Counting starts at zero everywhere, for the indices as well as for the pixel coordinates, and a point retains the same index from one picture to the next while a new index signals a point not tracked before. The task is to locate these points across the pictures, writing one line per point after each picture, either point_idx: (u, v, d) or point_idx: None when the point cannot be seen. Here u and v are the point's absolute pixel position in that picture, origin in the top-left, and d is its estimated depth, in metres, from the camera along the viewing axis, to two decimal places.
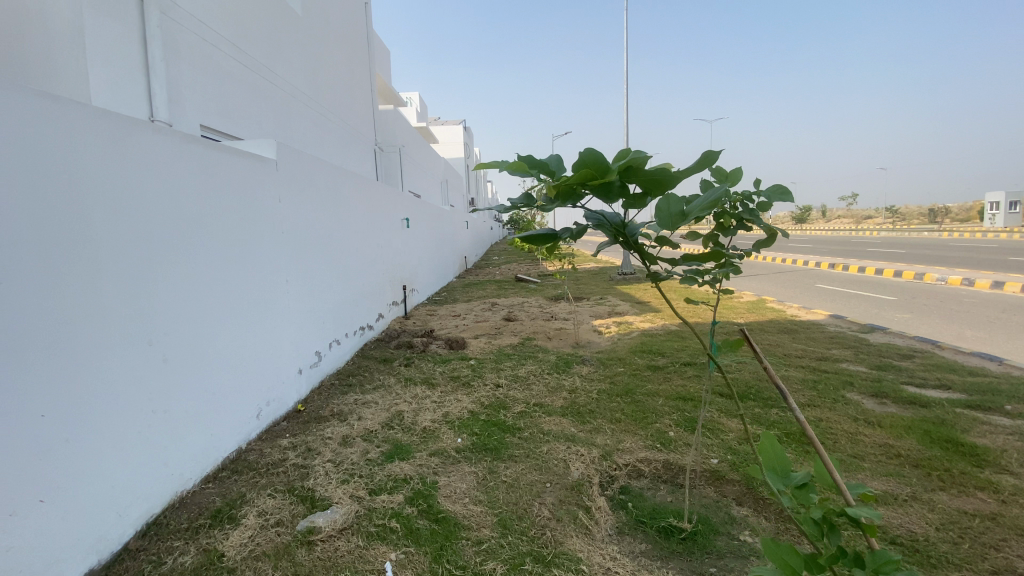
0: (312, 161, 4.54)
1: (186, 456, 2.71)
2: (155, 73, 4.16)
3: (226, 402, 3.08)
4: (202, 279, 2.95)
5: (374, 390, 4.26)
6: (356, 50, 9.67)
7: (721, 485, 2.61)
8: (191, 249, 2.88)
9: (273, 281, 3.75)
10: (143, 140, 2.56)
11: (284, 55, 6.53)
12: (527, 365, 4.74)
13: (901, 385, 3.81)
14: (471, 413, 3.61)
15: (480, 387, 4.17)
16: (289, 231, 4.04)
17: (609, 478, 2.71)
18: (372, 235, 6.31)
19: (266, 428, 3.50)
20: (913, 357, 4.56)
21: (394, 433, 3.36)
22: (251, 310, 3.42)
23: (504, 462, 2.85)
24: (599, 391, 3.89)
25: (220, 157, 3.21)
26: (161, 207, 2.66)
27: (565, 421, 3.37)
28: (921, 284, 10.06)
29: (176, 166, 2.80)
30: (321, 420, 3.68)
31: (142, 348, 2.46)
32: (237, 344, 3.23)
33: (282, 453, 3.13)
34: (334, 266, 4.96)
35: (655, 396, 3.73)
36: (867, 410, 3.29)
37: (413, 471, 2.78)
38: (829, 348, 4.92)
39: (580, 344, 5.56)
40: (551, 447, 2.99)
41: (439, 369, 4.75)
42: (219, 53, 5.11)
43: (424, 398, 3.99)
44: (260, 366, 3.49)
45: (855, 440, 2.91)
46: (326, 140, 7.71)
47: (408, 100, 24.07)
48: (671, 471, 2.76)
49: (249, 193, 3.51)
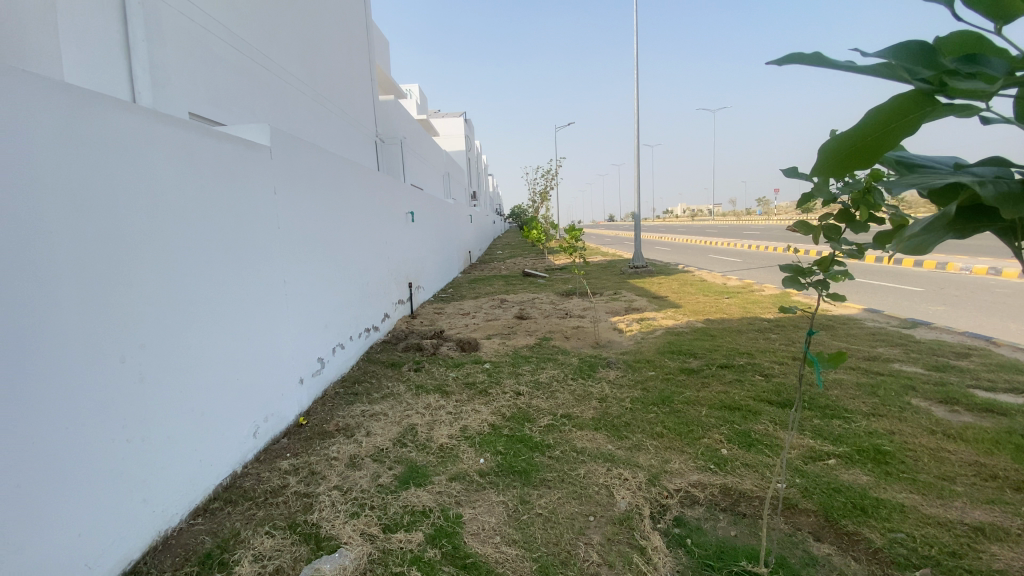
0: (310, 149, 4.15)
1: (171, 488, 2.34)
2: (137, 54, 3.80)
3: (216, 422, 2.71)
4: (184, 282, 2.54)
5: (382, 400, 3.88)
6: (356, 40, 9.30)
7: (793, 515, 2.23)
8: (170, 247, 2.46)
9: (269, 283, 3.37)
10: (107, 119, 2.12)
11: (279, 39, 6.12)
12: (548, 369, 4.36)
13: (969, 389, 3.44)
14: (492, 426, 3.24)
15: (499, 395, 3.79)
16: (284, 225, 3.63)
17: (660, 507, 2.32)
18: (375, 229, 5.92)
19: (263, 447, 3.14)
20: (971, 355, 4.20)
21: (407, 451, 3.00)
22: (242, 314, 3.02)
23: (535, 488, 2.48)
24: (632, 400, 3.51)
25: (204, 142, 2.79)
26: (132, 198, 2.24)
27: (600, 436, 3.00)
28: (943, 271, 9.66)
29: (151, 152, 2.38)
30: (325, 436, 3.32)
31: (113, 366, 2.06)
32: (226, 354, 2.84)
33: (281, 479, 2.75)
34: (336, 265, 4.59)
35: (696, 405, 3.36)
36: (942, 422, 2.96)
37: (433, 502, 2.41)
38: (875, 346, 4.54)
39: (601, 344, 5.19)
40: (588, 470, 2.62)
41: (452, 375, 4.37)
42: (209, 35, 4.72)
43: (438, 410, 3.60)
44: (255, 377, 3.11)
45: (939, 459, 2.58)
46: (324, 130, 7.34)
47: (407, 91, 23.54)
48: (731, 498, 2.38)
49: (238, 183, 3.10)
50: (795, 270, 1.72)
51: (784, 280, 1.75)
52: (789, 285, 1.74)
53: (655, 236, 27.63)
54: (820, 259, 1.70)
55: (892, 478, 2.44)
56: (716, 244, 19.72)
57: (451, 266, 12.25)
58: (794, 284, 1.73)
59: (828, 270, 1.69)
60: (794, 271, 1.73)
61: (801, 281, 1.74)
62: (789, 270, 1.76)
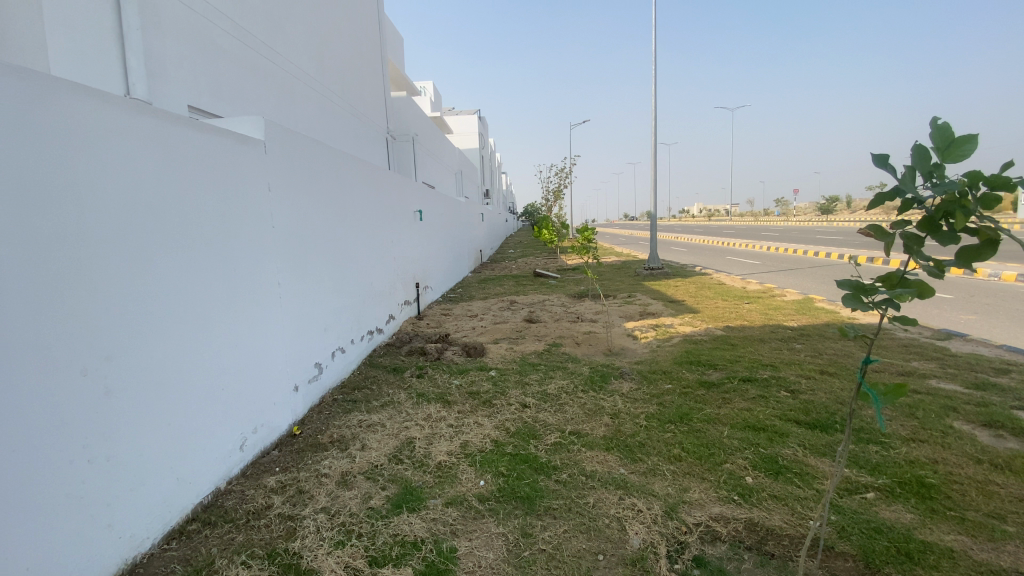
0: (310, 143, 3.96)
1: (142, 511, 2.17)
2: (131, 44, 3.63)
3: (198, 437, 2.53)
4: (161, 286, 2.36)
5: (381, 409, 3.69)
6: (367, 35, 9.15)
7: (827, 560, 1.88)
8: (145, 248, 2.27)
9: (261, 286, 3.19)
10: (71, 108, 1.92)
11: (285, 31, 5.96)
12: (556, 379, 4.11)
13: (1014, 412, 3.04)
14: (495, 443, 3.01)
15: (503, 407, 3.57)
16: (279, 225, 3.45)
17: (678, 545, 2.07)
18: (381, 228, 5.74)
19: (251, 460, 2.96)
20: (1012, 370, 3.84)
21: (402, 469, 2.79)
22: (230, 320, 2.84)
23: (539, 518, 2.25)
24: (647, 418, 3.26)
25: (189, 135, 2.61)
26: (101, 195, 2.04)
27: (611, 458, 2.77)
28: (973, 278, 9.13)
29: (125, 145, 2.18)
30: (318, 448, 3.14)
31: (73, 379, 1.87)
32: (210, 364, 2.66)
33: (267, 499, 2.58)
34: (337, 266, 4.41)
35: (716, 424, 3.11)
36: (989, 449, 2.56)
37: (425, 532, 2.19)
38: (909, 360, 4.20)
39: (613, 352, 4.94)
40: (597, 498, 2.38)
41: (456, 383, 4.15)
42: (210, 26, 4.57)
43: (438, 422, 3.38)
44: (244, 385, 2.93)
45: (987, 494, 2.20)
46: (331, 125, 7.17)
47: (421, 88, 23.48)
48: (757, 535, 2.10)
49: (227, 179, 2.91)
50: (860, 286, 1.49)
51: (845, 297, 1.51)
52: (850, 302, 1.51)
53: (670, 237, 27.19)
54: (886, 275, 1.50)
55: (938, 517, 2.06)
56: (733, 244, 19.36)
57: (462, 266, 12.07)
58: (857, 302, 1.50)
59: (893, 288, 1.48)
60: (858, 287, 1.50)
61: (864, 299, 1.50)
62: (850, 285, 1.52)
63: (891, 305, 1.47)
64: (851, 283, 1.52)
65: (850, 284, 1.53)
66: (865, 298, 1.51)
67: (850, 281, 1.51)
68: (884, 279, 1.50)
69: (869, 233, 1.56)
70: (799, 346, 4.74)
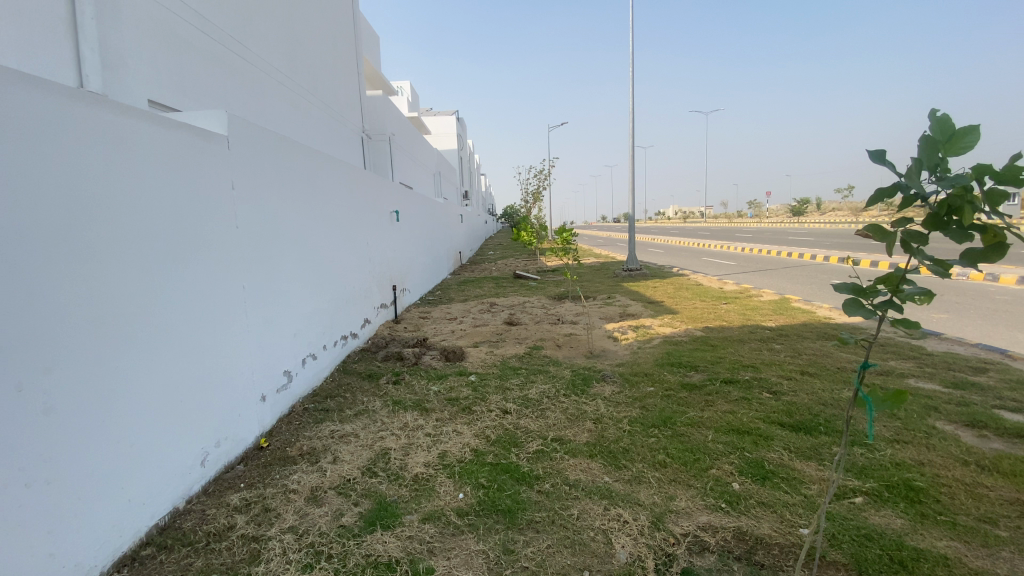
0: (279, 139, 3.78)
1: (88, 538, 1.98)
2: (84, 33, 3.39)
3: (153, 454, 2.34)
4: (114, 291, 2.17)
5: (355, 419, 3.52)
6: (342, 31, 8.91)
7: (820, 570, 1.82)
8: (96, 251, 2.08)
9: (225, 290, 3.01)
10: (11, 97, 1.73)
11: (254, 25, 5.73)
12: (538, 384, 4.01)
13: (995, 411, 3.05)
14: (474, 452, 2.89)
15: (483, 414, 3.44)
16: (244, 224, 3.25)
17: (666, 558, 1.98)
18: (356, 230, 5.56)
19: (214, 476, 2.78)
20: (989, 369, 3.89)
21: (376, 482, 2.65)
22: (189, 325, 2.65)
23: (521, 533, 2.14)
24: (630, 422, 3.18)
25: (146, 129, 2.42)
26: (43, 193, 1.85)
27: (595, 466, 2.68)
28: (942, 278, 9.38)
29: (72, 138, 1.98)
30: (287, 461, 2.97)
31: (6, 398, 1.68)
32: (167, 373, 2.47)
33: (229, 518, 2.42)
34: (308, 269, 4.23)
35: (700, 427, 3.06)
36: (973, 450, 2.56)
37: (401, 551, 2.06)
38: (887, 359, 4.23)
39: (594, 354, 4.88)
40: (581, 509, 2.28)
41: (434, 389, 4.01)
42: (172, 17, 4.33)
43: (415, 431, 3.24)
44: (205, 396, 2.74)
45: (976, 497, 2.18)
46: (303, 123, 6.94)
47: (398, 89, 23.24)
48: (746, 544, 2.04)
49: (188, 178, 2.73)
50: (860, 289, 1.43)
51: (845, 302, 1.45)
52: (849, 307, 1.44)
53: (648, 238, 27.44)
54: (886, 276, 1.43)
55: (928, 522, 2.02)
56: (710, 245, 19.65)
57: (441, 268, 11.90)
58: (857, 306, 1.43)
59: (895, 289, 1.42)
60: (858, 291, 1.43)
61: (864, 302, 1.44)
62: (849, 288, 1.46)
63: (894, 308, 1.41)
64: (851, 285, 1.45)
65: (850, 287, 1.47)
66: (865, 300, 1.46)
67: (850, 284, 1.44)
68: (884, 279, 1.44)
69: (868, 236, 1.44)
70: (779, 347, 4.74)
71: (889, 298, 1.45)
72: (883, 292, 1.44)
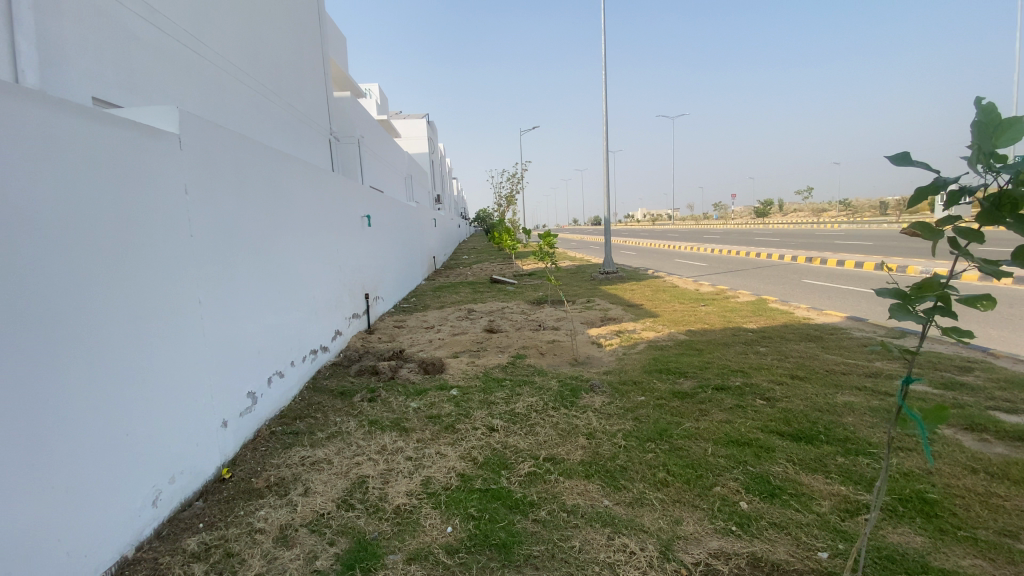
0: (240, 139, 3.48)
1: None
2: (19, 23, 3.01)
3: (99, 499, 2.04)
4: (51, 313, 1.87)
5: (327, 442, 3.24)
6: (307, 30, 8.52)
7: None
8: (26, 267, 1.78)
9: (180, 306, 2.70)
10: None
11: (212, 20, 5.34)
12: (524, 396, 3.81)
13: (989, 412, 3.02)
14: (461, 477, 2.67)
15: (468, 433, 3.21)
16: (199, 232, 2.94)
17: None
18: (324, 237, 5.25)
19: (168, 517, 2.46)
20: (973, 368, 3.90)
21: (354, 516, 2.39)
22: (139, 348, 2.34)
23: (518, 572, 1.93)
24: (625, 436, 3.02)
25: (88, 125, 2.13)
26: None
27: (592, 488, 2.49)
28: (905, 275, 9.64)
29: None
30: (252, 496, 2.67)
31: None
32: (114, 404, 2.15)
33: (186, 567, 2.12)
34: (274, 280, 3.92)
35: (696, 439, 2.92)
36: (979, 456, 2.49)
37: None
38: (872, 360, 4.22)
39: (579, 361, 4.72)
40: (582, 540, 2.09)
41: (412, 406, 3.75)
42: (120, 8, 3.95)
43: (394, 455, 2.99)
44: (158, 425, 2.43)
45: (993, 509, 2.09)
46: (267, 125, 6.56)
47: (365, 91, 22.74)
48: (762, 572, 1.88)
49: (135, 181, 2.42)
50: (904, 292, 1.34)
51: (891, 306, 1.35)
52: (896, 311, 1.35)
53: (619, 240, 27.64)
54: (929, 281, 1.35)
55: (950, 539, 1.92)
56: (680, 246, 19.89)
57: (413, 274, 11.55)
58: (905, 310, 1.34)
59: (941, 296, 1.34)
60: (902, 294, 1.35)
61: (911, 309, 1.35)
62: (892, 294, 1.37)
63: (944, 314, 1.33)
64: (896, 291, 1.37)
65: (890, 292, 1.40)
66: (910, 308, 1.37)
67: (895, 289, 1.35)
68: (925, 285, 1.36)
69: (913, 232, 1.48)
70: (765, 350, 4.68)
71: (935, 305, 1.37)
72: (928, 298, 1.35)
